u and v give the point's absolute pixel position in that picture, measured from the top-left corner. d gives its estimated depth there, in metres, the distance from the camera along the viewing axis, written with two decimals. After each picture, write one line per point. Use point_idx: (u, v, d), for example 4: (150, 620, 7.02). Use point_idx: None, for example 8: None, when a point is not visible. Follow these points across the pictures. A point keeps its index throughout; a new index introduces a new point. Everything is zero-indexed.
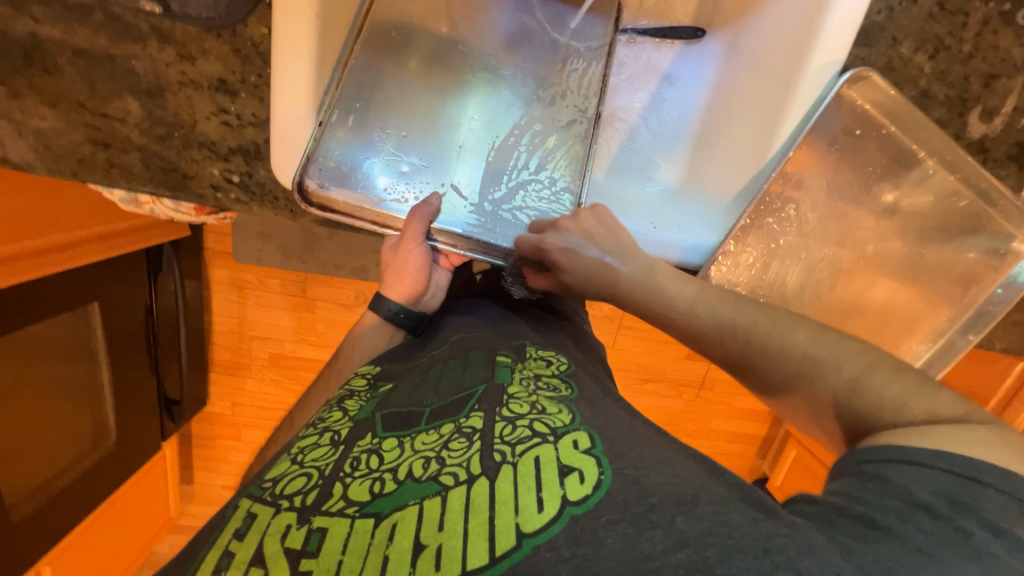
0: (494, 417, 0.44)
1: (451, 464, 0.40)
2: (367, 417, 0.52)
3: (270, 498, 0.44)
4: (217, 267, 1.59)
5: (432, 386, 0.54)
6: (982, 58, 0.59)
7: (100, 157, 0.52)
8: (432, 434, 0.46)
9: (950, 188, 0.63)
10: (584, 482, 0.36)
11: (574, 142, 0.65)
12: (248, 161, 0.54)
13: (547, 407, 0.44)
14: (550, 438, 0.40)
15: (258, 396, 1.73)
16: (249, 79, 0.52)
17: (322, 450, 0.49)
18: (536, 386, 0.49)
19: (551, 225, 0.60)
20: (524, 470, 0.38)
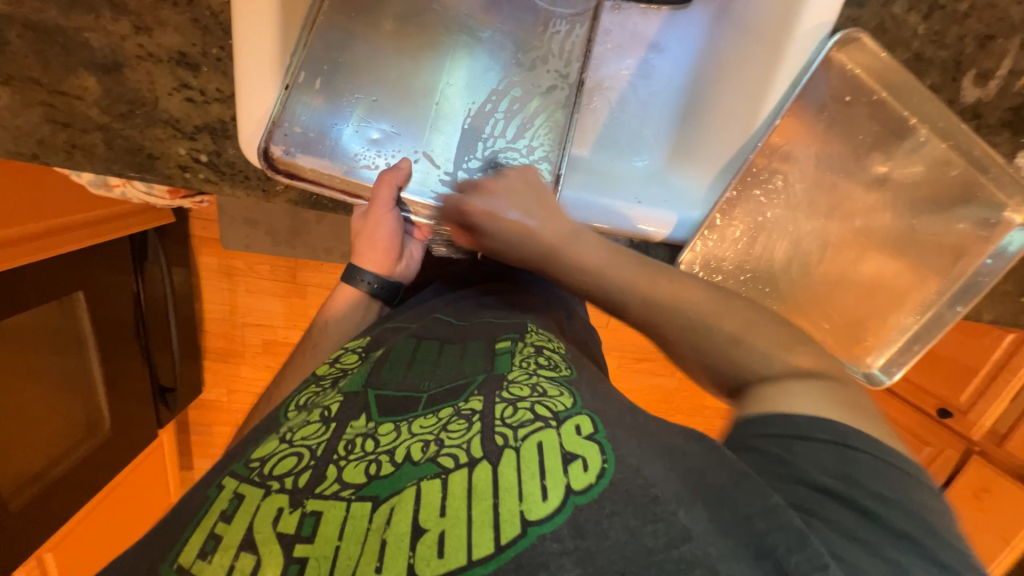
0: (495, 401, 0.45)
1: (451, 448, 0.41)
2: (358, 393, 0.53)
3: (259, 478, 0.44)
4: (204, 254, 1.57)
5: (429, 367, 0.56)
6: (977, 17, 0.57)
7: (61, 139, 0.50)
8: (430, 417, 0.47)
9: (943, 157, 0.61)
10: (588, 470, 0.37)
11: (556, 108, 0.62)
12: (215, 139, 0.52)
13: (548, 390, 0.46)
14: (552, 423, 0.41)
15: (253, 382, 1.73)
16: (210, 51, 0.49)
17: (312, 428, 0.49)
18: (536, 365, 0.51)
19: (545, 203, 0.55)
20: (527, 454, 0.39)
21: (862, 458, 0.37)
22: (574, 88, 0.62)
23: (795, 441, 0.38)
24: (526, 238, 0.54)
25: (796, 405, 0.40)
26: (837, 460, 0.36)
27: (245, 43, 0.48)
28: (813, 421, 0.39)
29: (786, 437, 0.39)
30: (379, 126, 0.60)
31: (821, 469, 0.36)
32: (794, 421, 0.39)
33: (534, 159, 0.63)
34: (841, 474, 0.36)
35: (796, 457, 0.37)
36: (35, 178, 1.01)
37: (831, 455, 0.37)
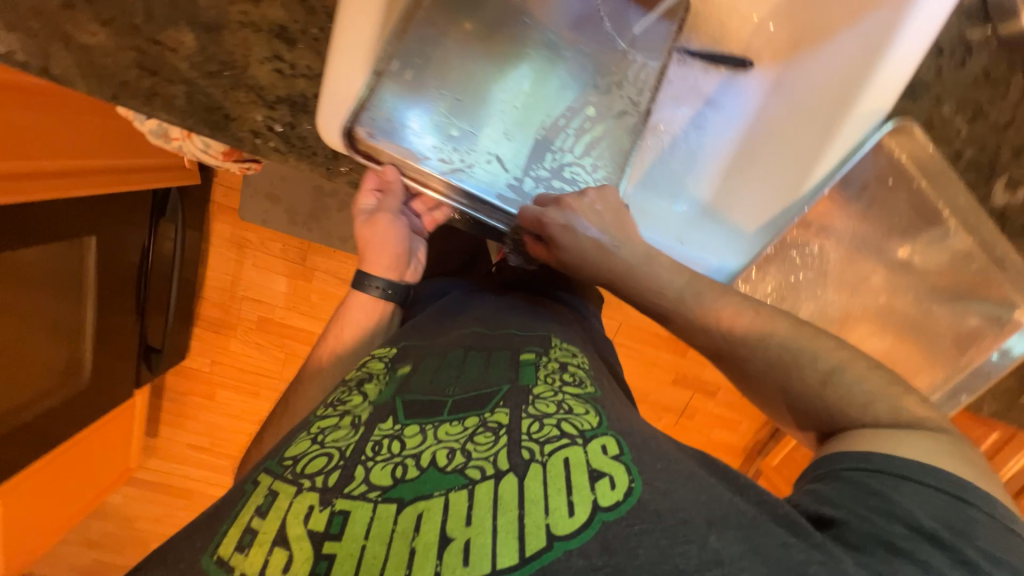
0: (520, 414, 0.49)
1: (478, 460, 0.45)
2: (386, 401, 0.56)
3: (291, 476, 0.48)
4: (219, 221, 1.56)
5: (452, 378, 0.58)
6: (1014, 130, 0.61)
7: (144, 84, 0.51)
8: (456, 425, 0.50)
9: (966, 251, 0.65)
10: (615, 488, 0.41)
11: (624, 133, 0.65)
12: (293, 113, 0.53)
13: (574, 408, 0.49)
14: (579, 442, 0.45)
15: (241, 357, 1.71)
16: (310, 30, 0.51)
17: (341, 432, 0.52)
18: (560, 381, 0.54)
19: (627, 224, 0.58)
20: (554, 470, 0.42)
21: (935, 491, 0.41)
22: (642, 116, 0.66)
23: (892, 479, 0.42)
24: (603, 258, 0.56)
25: (910, 451, 0.44)
26: (928, 502, 0.40)
27: (348, 24, 0.48)
28: (909, 462, 0.43)
29: (888, 475, 0.42)
30: (463, 123, 0.60)
31: (912, 504, 0.40)
32: (884, 459, 0.44)
33: (598, 179, 0.64)
34: (926, 511, 0.40)
35: (882, 488, 0.42)
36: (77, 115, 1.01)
37: (917, 494, 0.41)
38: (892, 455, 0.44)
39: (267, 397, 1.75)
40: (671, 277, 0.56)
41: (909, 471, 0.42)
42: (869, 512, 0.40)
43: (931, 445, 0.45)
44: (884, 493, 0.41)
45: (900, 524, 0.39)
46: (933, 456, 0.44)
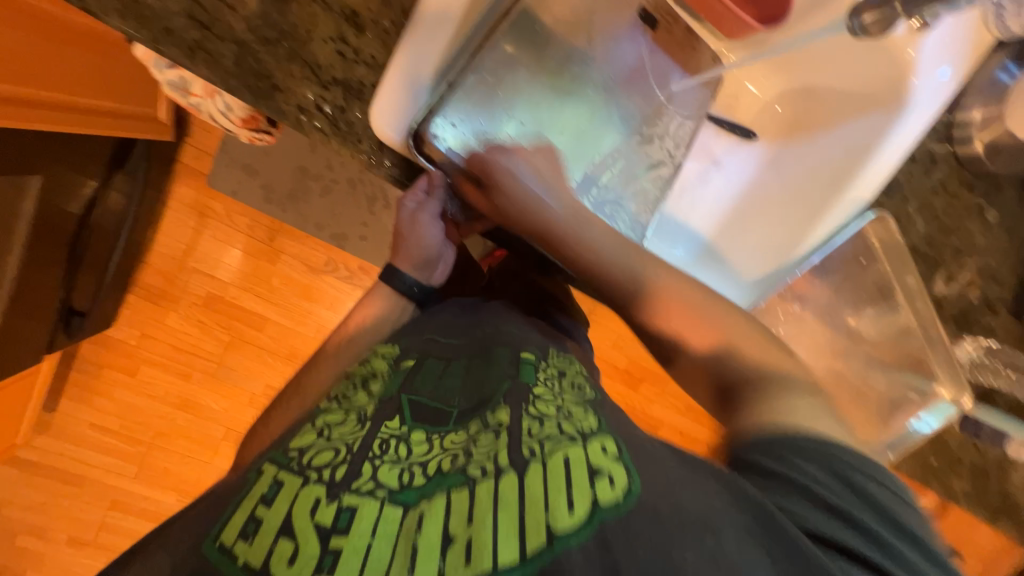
0: (521, 414, 0.47)
1: (479, 459, 0.45)
2: (392, 397, 0.56)
3: (297, 467, 0.48)
4: (183, 184, 1.44)
5: (458, 383, 0.56)
6: (960, 234, 0.71)
7: (191, 35, 0.48)
8: (459, 433, 0.50)
9: (905, 327, 0.75)
10: (615, 487, 0.40)
11: (657, 183, 0.66)
12: (345, 97, 0.52)
13: (575, 411, 0.48)
14: (579, 441, 0.43)
15: (177, 333, 1.55)
16: (381, 22, 0.51)
17: (348, 426, 0.52)
18: (562, 390, 0.52)
19: (566, 184, 0.53)
20: (554, 469, 0.41)
21: (872, 485, 0.38)
22: (673, 170, 0.68)
23: (804, 461, 0.39)
24: (540, 208, 0.50)
25: (804, 425, 0.41)
26: (847, 488, 0.38)
27: (416, 42, 0.50)
28: (822, 441, 0.40)
29: (807, 453, 0.39)
30: None
31: (828, 487, 0.38)
32: (803, 443, 0.39)
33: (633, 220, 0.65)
34: (851, 490, 0.38)
35: (792, 470, 0.38)
36: (62, 41, 0.87)
37: (837, 477, 0.38)
38: (782, 425, 0.41)
39: (199, 380, 1.60)
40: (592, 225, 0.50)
41: (849, 461, 0.39)
42: (803, 506, 0.37)
43: (807, 403, 0.43)
44: (800, 479, 0.38)
45: (830, 514, 0.37)
46: (836, 431, 0.41)
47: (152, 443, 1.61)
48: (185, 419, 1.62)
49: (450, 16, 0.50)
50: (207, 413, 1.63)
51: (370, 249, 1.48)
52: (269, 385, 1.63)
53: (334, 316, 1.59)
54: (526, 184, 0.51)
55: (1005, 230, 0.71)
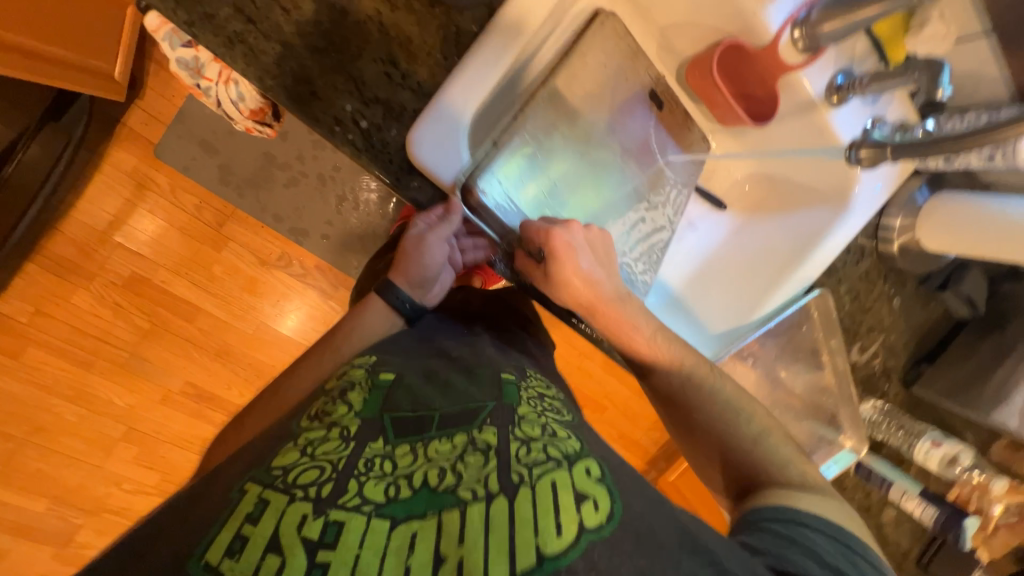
0: (509, 437, 0.50)
1: (469, 481, 0.46)
2: (374, 415, 0.53)
3: (282, 484, 0.44)
4: (123, 149, 1.29)
5: (437, 394, 0.56)
6: (877, 312, 0.85)
7: (233, 27, 0.46)
8: (445, 442, 0.50)
9: (823, 384, 0.89)
10: (598, 510, 0.45)
11: (660, 245, 0.73)
12: (384, 116, 0.52)
13: (556, 432, 0.52)
14: (564, 464, 0.48)
15: (82, 315, 1.35)
16: (434, 53, 0.52)
17: (331, 443, 0.49)
18: (542, 407, 0.56)
19: (611, 265, 0.59)
20: (541, 492, 0.45)
21: (863, 558, 0.47)
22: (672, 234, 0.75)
23: (802, 526, 0.48)
24: (593, 288, 0.58)
25: (802, 505, 0.51)
26: (843, 555, 0.46)
27: (456, 95, 0.52)
28: (819, 518, 0.49)
29: (806, 525, 0.49)
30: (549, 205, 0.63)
31: (825, 548, 0.46)
32: (804, 514, 0.50)
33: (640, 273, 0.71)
34: (844, 555, 0.47)
35: (806, 540, 0.47)
36: None
37: (834, 544, 0.47)
38: (795, 506, 0.50)
39: (102, 370, 1.39)
40: (642, 321, 0.61)
41: (846, 538, 0.48)
42: (808, 561, 0.45)
43: (814, 497, 0.52)
44: (808, 544, 0.47)
45: (828, 570, 0.45)
46: (832, 512, 0.51)
47: (27, 438, 1.37)
48: (75, 414, 1.40)
49: (495, 71, 0.53)
50: (105, 408, 1.42)
51: (332, 252, 1.38)
52: (189, 382, 1.47)
53: (278, 315, 1.48)
54: (580, 267, 0.56)
55: (906, 316, 0.87)
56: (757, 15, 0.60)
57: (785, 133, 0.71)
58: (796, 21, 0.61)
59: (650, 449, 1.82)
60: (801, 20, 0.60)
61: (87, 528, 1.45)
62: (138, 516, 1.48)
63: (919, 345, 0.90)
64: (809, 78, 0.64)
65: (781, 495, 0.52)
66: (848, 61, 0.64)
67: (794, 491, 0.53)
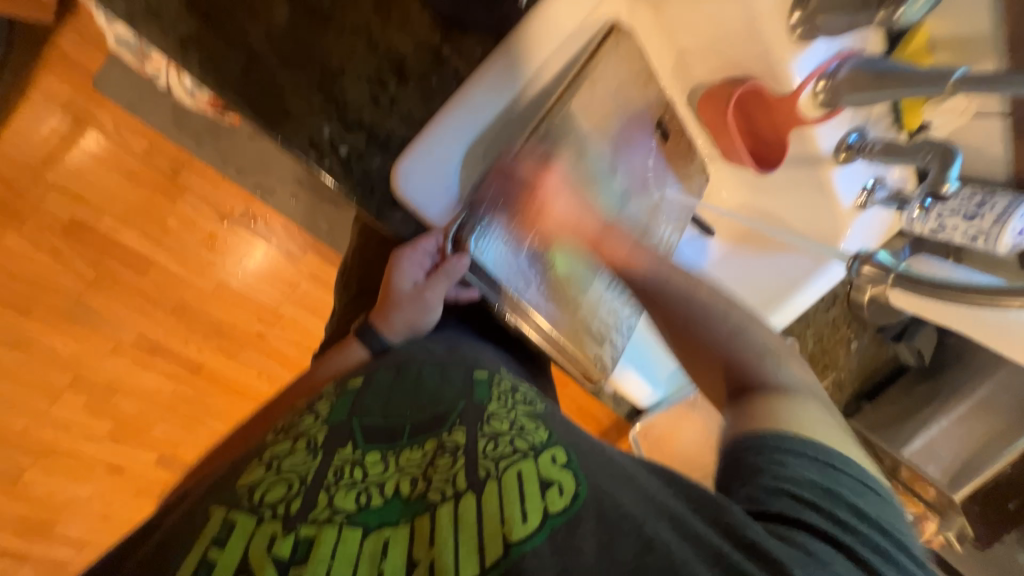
0: (477, 434, 0.46)
1: (438, 482, 0.43)
2: (341, 419, 0.52)
3: (248, 505, 0.44)
4: (58, 75, 1.13)
5: (410, 394, 0.53)
6: (835, 354, 0.90)
7: (184, 26, 0.40)
8: (416, 450, 0.48)
9: None
10: (563, 495, 0.40)
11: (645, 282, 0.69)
12: (367, 144, 0.47)
13: (526, 424, 0.47)
14: (530, 455, 0.43)
15: (16, 258, 1.23)
16: (428, 77, 0.47)
17: (298, 456, 0.48)
18: (514, 401, 0.51)
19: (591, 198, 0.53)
20: (508, 483, 0.41)
21: (850, 478, 0.41)
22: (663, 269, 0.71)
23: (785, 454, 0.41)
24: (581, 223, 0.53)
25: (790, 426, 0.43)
26: (821, 478, 0.40)
27: (450, 131, 0.48)
28: (805, 440, 0.42)
29: (786, 450, 0.41)
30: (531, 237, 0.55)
31: (806, 479, 0.40)
32: (778, 440, 0.42)
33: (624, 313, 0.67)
34: (826, 485, 0.39)
35: (778, 467, 0.40)
36: None
37: (817, 469, 0.40)
38: (776, 429, 0.43)
39: (42, 316, 1.29)
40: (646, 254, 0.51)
41: (836, 460, 0.41)
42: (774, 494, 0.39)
43: (797, 408, 0.45)
44: (782, 472, 0.40)
45: (796, 499, 0.39)
46: (822, 432, 0.43)
47: None
48: (15, 359, 1.31)
49: (498, 97, 0.48)
50: (47, 356, 1.33)
51: (300, 212, 1.24)
52: (141, 334, 1.38)
53: (240, 273, 1.38)
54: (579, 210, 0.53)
55: (861, 358, 0.92)
56: (784, 63, 0.56)
57: (786, 176, 0.69)
58: (823, 73, 0.57)
59: (603, 422, 1.91)
60: (828, 75, 0.57)
61: (35, 469, 1.42)
62: (89, 461, 1.46)
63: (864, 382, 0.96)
64: (822, 135, 0.61)
65: (763, 414, 0.45)
66: (864, 120, 0.62)
67: (779, 403, 0.45)
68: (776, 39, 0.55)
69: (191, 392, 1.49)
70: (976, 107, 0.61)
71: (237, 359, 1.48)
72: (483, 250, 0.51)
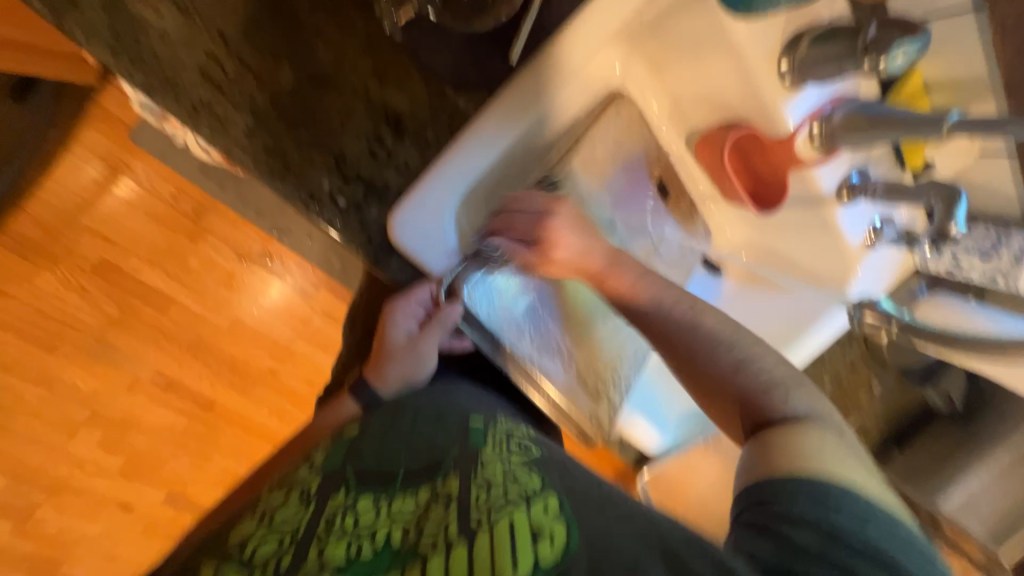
0: (469, 482, 0.45)
1: (430, 533, 0.42)
2: (335, 467, 0.51)
3: (238, 562, 0.43)
4: (97, 130, 1.22)
5: (405, 441, 0.52)
6: (854, 396, 0.86)
7: (196, 93, 0.43)
8: (409, 500, 0.46)
9: None
10: (555, 545, 0.38)
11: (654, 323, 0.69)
12: (366, 195, 0.49)
13: (520, 470, 0.46)
14: (522, 502, 0.41)
15: (47, 298, 1.28)
16: (423, 132, 0.51)
17: (290, 508, 0.47)
18: (509, 446, 0.50)
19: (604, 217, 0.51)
20: (498, 531, 0.39)
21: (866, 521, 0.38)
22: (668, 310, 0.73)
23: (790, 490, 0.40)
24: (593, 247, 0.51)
25: (819, 466, 0.41)
26: (854, 523, 0.38)
27: (447, 181, 0.50)
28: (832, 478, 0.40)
29: (818, 493, 0.39)
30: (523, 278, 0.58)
31: (838, 525, 0.37)
32: (809, 482, 0.40)
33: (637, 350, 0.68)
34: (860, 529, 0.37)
35: (809, 514, 0.38)
36: None
37: (849, 514, 0.38)
38: (805, 469, 0.40)
39: (66, 354, 1.34)
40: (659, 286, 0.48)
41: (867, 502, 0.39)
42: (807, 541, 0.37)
43: (820, 441, 0.43)
44: (813, 521, 0.38)
45: (827, 543, 0.37)
46: (848, 467, 0.41)
47: None
48: (37, 395, 1.35)
49: (491, 150, 0.50)
50: (67, 393, 1.37)
51: (315, 251, 1.28)
52: (158, 371, 1.41)
53: (255, 310, 1.42)
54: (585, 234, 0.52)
55: (883, 400, 0.88)
56: (777, 107, 0.57)
57: (790, 218, 0.68)
58: (818, 116, 0.57)
59: None
60: (823, 119, 0.57)
61: (47, 507, 1.43)
62: (99, 499, 1.46)
63: (891, 427, 0.90)
64: (822, 176, 0.61)
65: (787, 449, 0.42)
66: (864, 160, 0.62)
67: (805, 439, 0.43)
68: (765, 86, 0.56)
69: (204, 429, 1.49)
70: (979, 148, 0.62)
71: (249, 395, 1.49)
72: (474, 295, 0.55)
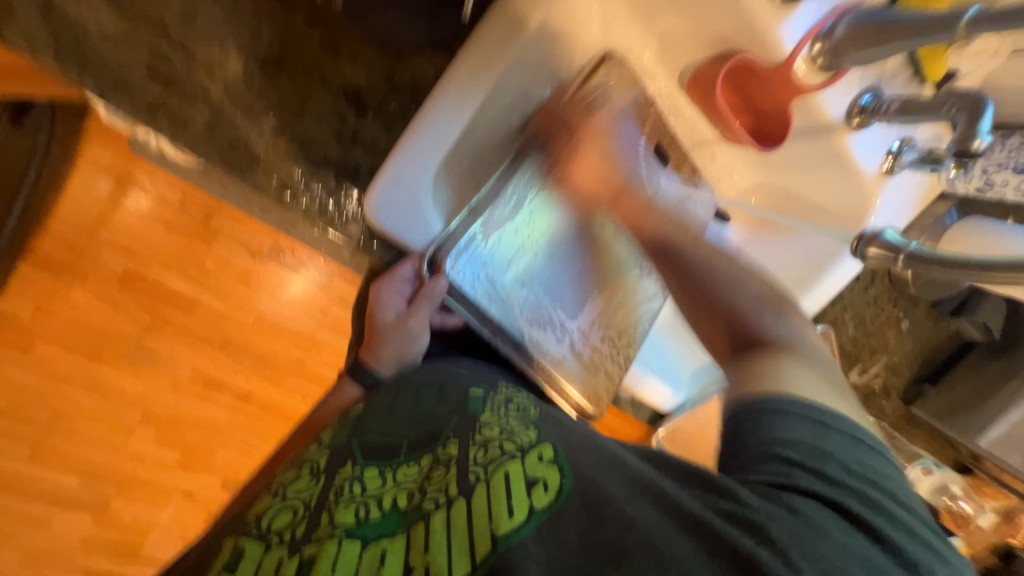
0: (468, 443, 0.45)
1: (432, 491, 0.43)
2: (343, 443, 0.52)
3: (258, 532, 0.46)
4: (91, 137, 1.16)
5: (408, 412, 0.53)
6: (880, 334, 0.82)
7: (147, 90, 0.43)
8: (412, 466, 0.47)
9: None
10: (549, 490, 0.39)
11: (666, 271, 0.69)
12: (338, 175, 0.51)
13: (517, 427, 0.46)
14: (517, 454, 0.42)
15: (73, 316, 1.25)
16: (384, 104, 0.51)
17: (303, 482, 0.50)
18: (507, 409, 0.50)
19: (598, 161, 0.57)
20: (495, 483, 0.40)
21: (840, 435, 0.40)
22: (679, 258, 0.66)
23: (777, 416, 0.41)
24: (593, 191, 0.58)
25: (791, 390, 0.42)
26: (813, 441, 0.40)
27: (420, 155, 0.49)
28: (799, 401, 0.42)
29: (781, 414, 0.41)
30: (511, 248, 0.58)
31: (799, 445, 0.39)
32: (775, 404, 0.42)
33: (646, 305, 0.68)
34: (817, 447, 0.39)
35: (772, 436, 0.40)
36: None
37: (809, 431, 0.40)
38: (772, 394, 0.42)
39: (106, 363, 1.33)
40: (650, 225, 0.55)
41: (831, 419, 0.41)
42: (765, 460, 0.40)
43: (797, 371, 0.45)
44: (775, 441, 0.40)
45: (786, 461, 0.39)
46: (822, 394, 0.43)
47: None
48: (89, 401, 1.35)
49: (459, 115, 0.50)
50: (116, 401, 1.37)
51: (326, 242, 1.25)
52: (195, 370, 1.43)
53: (275, 305, 1.41)
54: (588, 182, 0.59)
55: (912, 336, 0.84)
56: (773, 30, 0.53)
57: (794, 155, 0.64)
58: (819, 33, 0.53)
59: None
60: (824, 35, 0.54)
61: (117, 501, 1.48)
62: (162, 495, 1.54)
63: (922, 364, 0.86)
64: (830, 102, 0.57)
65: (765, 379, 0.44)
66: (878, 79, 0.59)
67: (784, 370, 0.44)
68: (751, 5, 0.51)
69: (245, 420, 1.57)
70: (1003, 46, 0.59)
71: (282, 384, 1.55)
72: (459, 272, 0.55)
